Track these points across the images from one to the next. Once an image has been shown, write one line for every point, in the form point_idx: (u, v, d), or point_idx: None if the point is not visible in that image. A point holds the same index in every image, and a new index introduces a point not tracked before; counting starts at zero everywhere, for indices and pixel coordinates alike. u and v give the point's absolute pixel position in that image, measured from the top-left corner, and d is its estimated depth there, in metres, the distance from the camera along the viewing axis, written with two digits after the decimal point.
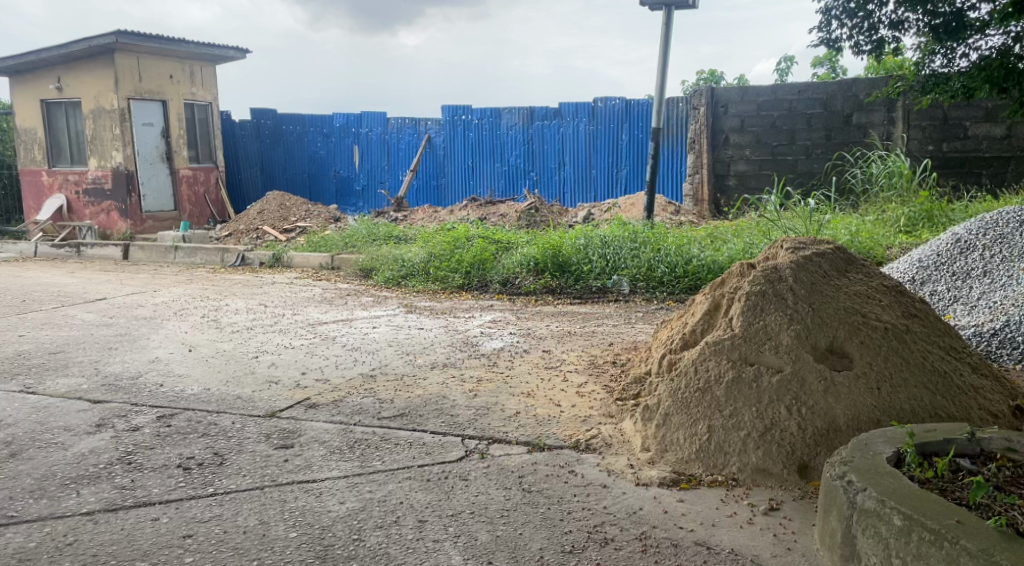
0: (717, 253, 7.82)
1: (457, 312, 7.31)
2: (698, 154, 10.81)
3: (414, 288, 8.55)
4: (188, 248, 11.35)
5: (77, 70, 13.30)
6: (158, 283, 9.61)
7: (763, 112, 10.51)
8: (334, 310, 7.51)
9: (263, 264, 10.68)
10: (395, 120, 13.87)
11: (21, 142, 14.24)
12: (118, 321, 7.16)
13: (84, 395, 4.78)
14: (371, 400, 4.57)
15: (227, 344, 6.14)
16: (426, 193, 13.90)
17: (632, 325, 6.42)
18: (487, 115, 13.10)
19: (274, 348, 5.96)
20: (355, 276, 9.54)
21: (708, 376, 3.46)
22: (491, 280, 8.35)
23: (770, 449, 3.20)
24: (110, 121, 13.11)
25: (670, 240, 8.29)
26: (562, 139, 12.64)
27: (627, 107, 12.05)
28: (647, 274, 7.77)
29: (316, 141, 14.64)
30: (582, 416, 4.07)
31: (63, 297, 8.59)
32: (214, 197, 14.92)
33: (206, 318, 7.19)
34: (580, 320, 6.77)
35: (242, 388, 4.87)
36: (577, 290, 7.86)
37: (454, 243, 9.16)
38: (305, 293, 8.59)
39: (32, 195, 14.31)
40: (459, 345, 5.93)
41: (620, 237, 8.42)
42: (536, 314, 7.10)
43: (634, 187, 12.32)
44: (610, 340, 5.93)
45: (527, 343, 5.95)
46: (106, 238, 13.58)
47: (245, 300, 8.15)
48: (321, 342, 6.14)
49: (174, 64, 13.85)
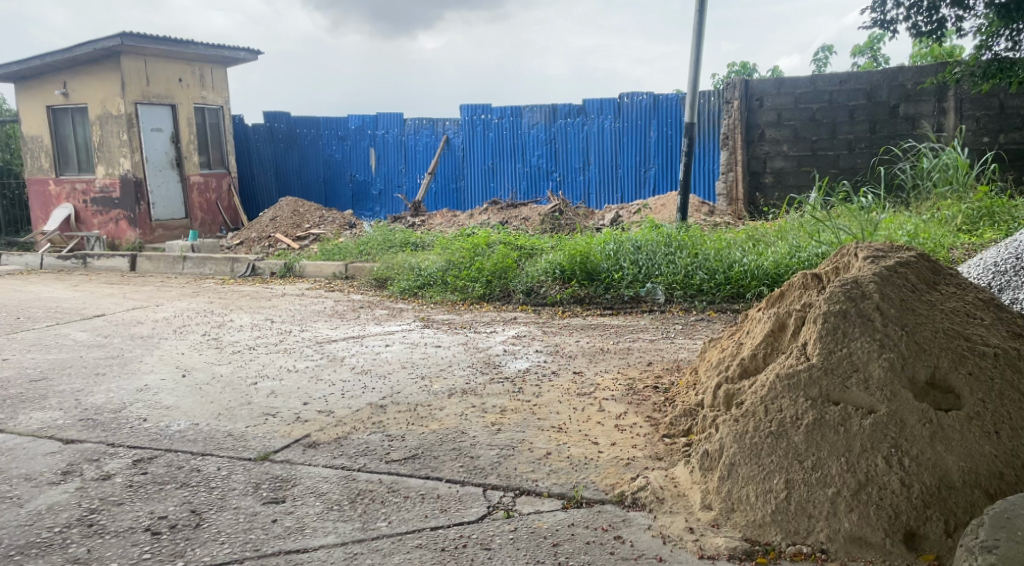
0: (760, 257, 7.16)
1: (478, 326, 6.71)
2: (732, 151, 10.13)
3: (431, 299, 7.97)
4: (197, 258, 10.84)
5: (83, 75, 12.88)
6: (162, 296, 9.12)
7: (801, 105, 9.83)
8: (345, 325, 6.94)
9: (273, 275, 10.15)
10: (412, 121, 13.31)
11: (28, 150, 13.84)
12: (112, 341, 6.64)
13: (56, 433, 4.23)
14: (379, 436, 3.98)
15: (225, 367, 5.58)
16: (445, 197, 13.33)
17: (672, 341, 5.79)
18: (507, 114, 12.52)
19: (276, 372, 5.39)
20: (370, 286, 8.98)
21: (781, 418, 2.83)
22: (514, 289, 7.74)
23: (867, 511, 2.59)
24: (117, 127, 12.67)
25: (708, 244, 7.64)
26: (586, 137, 12.02)
27: (655, 103, 11.41)
28: (685, 282, 7.13)
29: (331, 144, 14.11)
30: (624, 459, 3.44)
31: (60, 314, 8.11)
32: (227, 204, 14.45)
33: (206, 337, 6.65)
34: (613, 334, 6.16)
35: (234, 422, 4.31)
36: (608, 301, 7.24)
37: (475, 250, 8.58)
38: (315, 306, 8.04)
39: (40, 204, 13.90)
40: (480, 366, 5.32)
41: (654, 242, 7.80)
42: (565, 328, 6.50)
43: (664, 187, 11.65)
44: (651, 358, 5.30)
45: (556, 363, 5.33)
46: (115, 249, 13.12)
47: (251, 316, 7.62)
48: (329, 364, 5.56)
49: (183, 66, 13.39)
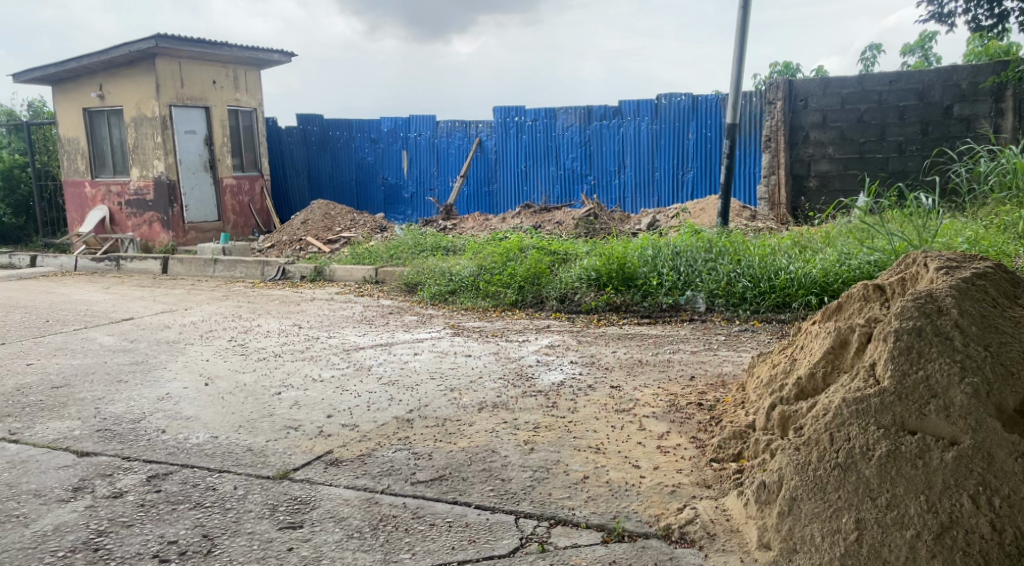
0: (807, 264, 6.83)
1: (510, 335, 6.48)
2: (775, 153, 9.79)
3: (462, 306, 7.76)
4: (227, 261, 10.74)
5: (119, 78, 12.87)
6: (192, 300, 9.00)
7: (848, 106, 9.47)
8: (374, 332, 6.75)
9: (304, 278, 10.01)
10: (445, 123, 13.12)
11: (64, 152, 13.87)
12: (137, 346, 6.50)
13: (71, 445, 4.05)
14: (405, 454, 3.77)
15: (249, 375, 5.39)
16: (477, 201, 13.12)
17: (714, 354, 5.51)
18: (542, 116, 12.27)
19: (300, 382, 5.19)
20: (400, 291, 8.78)
21: (848, 448, 2.57)
22: (547, 296, 7.49)
23: (951, 558, 2.33)
24: (152, 130, 12.64)
25: (751, 250, 7.33)
26: (622, 139, 11.72)
27: (694, 104, 11.09)
28: (727, 290, 6.84)
29: (363, 147, 13.98)
30: (669, 486, 3.18)
31: (89, 316, 8.01)
32: (259, 206, 14.37)
33: (232, 343, 6.48)
34: (652, 344, 5.88)
35: (254, 436, 4.11)
36: (645, 309, 6.96)
37: (507, 255, 8.35)
38: (344, 312, 7.85)
39: (75, 206, 13.93)
40: (512, 378, 5.08)
41: (694, 247, 7.50)
42: (601, 337, 6.24)
43: (702, 191, 11.32)
44: (693, 373, 5.02)
45: (592, 376, 5.07)
46: (148, 251, 13.09)
47: (279, 321, 7.45)
48: (355, 374, 5.35)
49: (217, 69, 13.34)
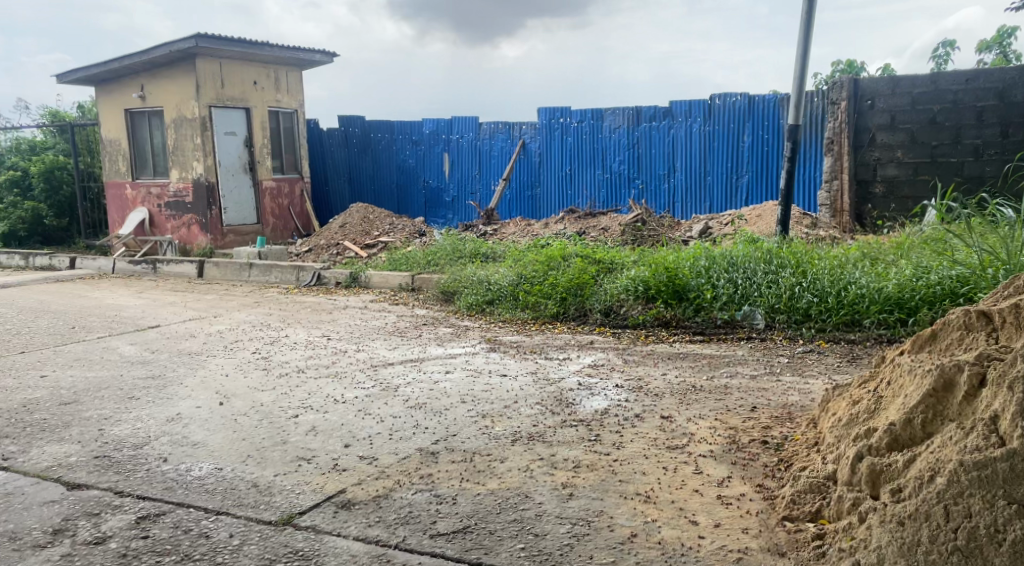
0: (880, 279, 6.27)
1: (550, 352, 6.01)
2: (839, 156, 9.29)
3: (500, 317, 7.32)
4: (262, 266, 10.45)
5: (160, 78, 12.69)
6: (222, 306, 8.69)
7: (919, 106, 8.90)
8: (405, 346, 6.33)
9: (339, 284, 9.66)
10: (488, 124, 12.68)
11: (106, 153, 13.75)
12: (157, 357, 6.16)
13: (63, 475, 3.69)
14: (426, 496, 3.33)
15: (267, 394, 5.00)
16: (520, 205, 12.66)
17: (774, 381, 4.99)
18: (588, 117, 11.77)
19: (320, 403, 4.78)
20: (436, 300, 8.36)
21: (968, 526, 2.48)
22: (591, 309, 7.00)
23: None
24: (191, 131, 12.44)
25: (815, 262, 6.75)
26: (673, 141, 11.16)
27: (750, 105, 10.50)
28: (789, 305, 6.31)
29: (405, 149, 13.63)
30: (734, 551, 2.84)
31: (116, 323, 7.72)
32: (299, 210, 14.11)
33: (256, 356, 6.11)
34: (706, 366, 5.38)
35: (262, 469, 3.70)
36: (699, 325, 6.46)
37: (549, 263, 7.86)
38: (376, 322, 7.46)
39: (116, 208, 13.80)
40: (551, 404, 4.61)
41: (752, 258, 6.95)
42: (651, 357, 5.74)
43: (758, 197, 10.69)
44: (753, 403, 4.50)
45: (639, 404, 4.58)
46: (186, 254, 12.87)
47: (308, 331, 7.08)
48: (380, 395, 4.92)
49: (258, 69, 13.10)
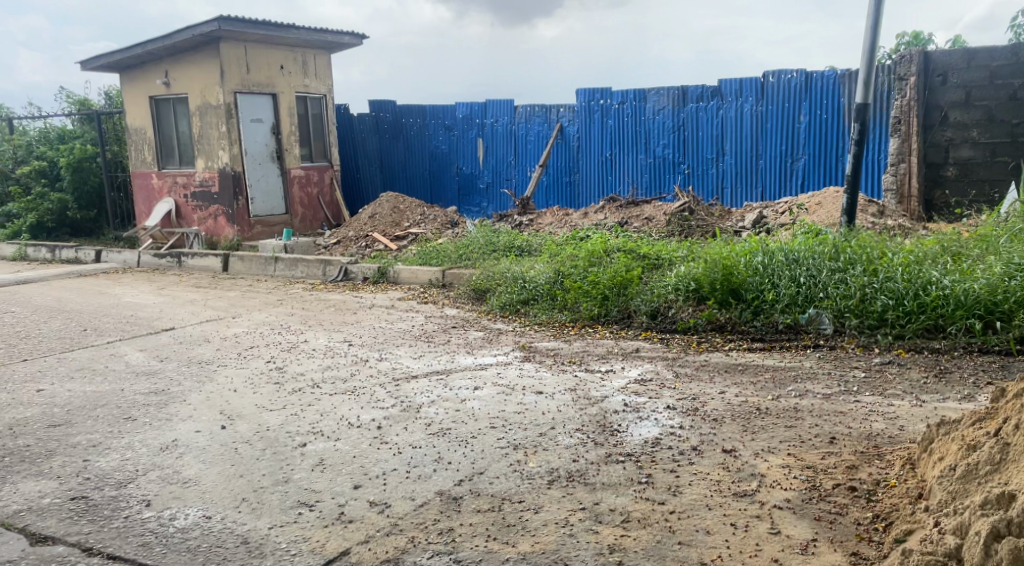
0: (965, 277, 5.59)
1: (591, 363, 5.42)
2: (906, 138, 8.61)
3: (536, 319, 6.74)
4: (289, 259, 9.97)
5: (184, 63, 12.22)
6: (244, 305, 8.16)
7: (998, 81, 8.22)
8: (431, 355, 5.77)
9: (367, 280, 9.16)
10: (524, 108, 12.03)
11: (132, 142, 13.34)
12: (164, 366, 5.61)
13: (30, 525, 3.20)
14: (444, 562, 2.85)
15: (277, 416, 4.45)
16: (557, 192, 12.01)
17: (850, 403, 4.38)
18: (630, 98, 11.05)
19: (332, 428, 4.22)
20: (467, 298, 7.79)
21: None
22: (636, 310, 6.38)
23: None
24: (216, 118, 11.99)
25: (887, 257, 6.05)
26: (722, 123, 10.42)
27: (807, 82, 9.74)
28: (861, 309, 5.65)
29: (438, 134, 13.04)
30: None
31: (129, 323, 7.19)
32: (329, 199, 13.62)
33: (270, 366, 5.56)
34: (770, 384, 4.78)
35: (256, 519, 3.17)
36: (758, 330, 5.82)
37: (590, 259, 7.21)
38: (403, 324, 6.93)
39: (143, 198, 13.40)
40: (593, 432, 4.02)
41: (815, 254, 6.25)
42: (706, 371, 5.12)
43: (814, 183, 9.92)
44: (830, 434, 3.90)
45: (695, 433, 3.97)
46: (213, 246, 12.45)
47: (329, 336, 6.53)
48: (400, 418, 4.36)
49: (285, 53, 12.60)
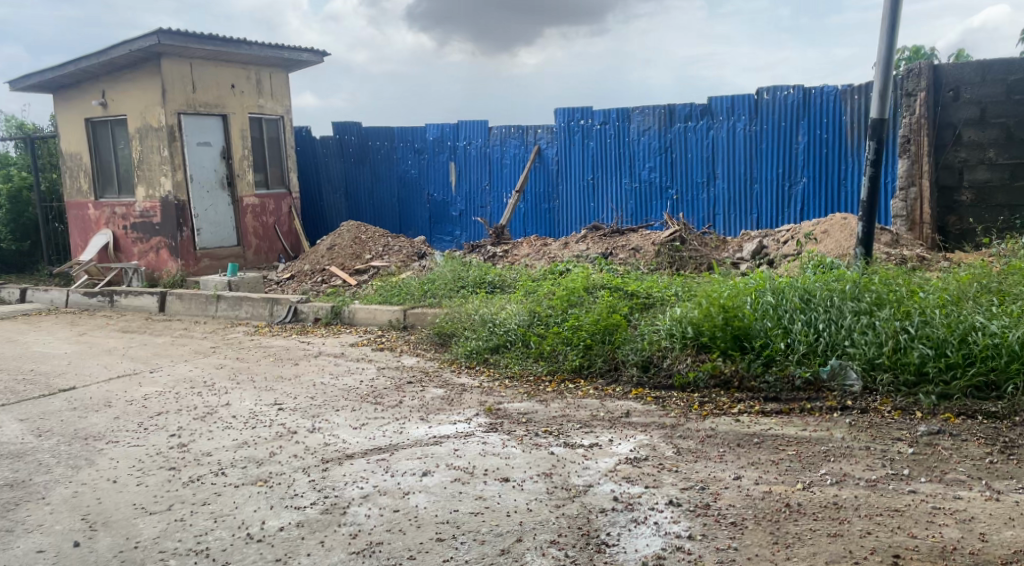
0: (1016, 321, 4.63)
1: (571, 434, 4.35)
2: (915, 159, 7.74)
3: (506, 372, 5.71)
4: (232, 298, 8.88)
5: (123, 82, 11.16)
6: (171, 354, 7.05)
7: (1016, 96, 7.35)
8: (376, 423, 4.70)
9: (318, 321, 8.08)
10: (498, 129, 11.09)
11: (68, 169, 12.21)
12: (40, 444, 4.47)
13: None
14: None
15: (155, 522, 3.37)
16: (535, 220, 11.03)
17: (905, 495, 3.37)
18: (612, 118, 10.14)
19: (222, 544, 3.15)
20: (428, 344, 6.74)
21: None
22: (625, 361, 5.35)
23: None
24: (158, 141, 10.92)
25: (920, 295, 5.05)
26: (712, 144, 9.50)
27: (805, 99, 8.87)
28: (895, 360, 4.64)
29: (406, 158, 12.05)
30: None
31: (24, 381, 6.04)
32: (286, 228, 12.53)
33: (171, 443, 4.44)
34: (797, 466, 3.75)
35: None
36: (770, 387, 4.83)
37: (569, 298, 6.17)
38: (350, 379, 5.84)
39: (80, 230, 12.25)
40: (573, 549, 3.02)
41: (836, 290, 5.22)
42: (715, 445, 4.08)
43: (815, 210, 8.99)
44: (891, 549, 2.93)
45: (710, 551, 2.96)
46: (154, 282, 11.31)
47: (257, 396, 5.43)
48: (319, 524, 3.29)
49: (235, 71, 11.58)
